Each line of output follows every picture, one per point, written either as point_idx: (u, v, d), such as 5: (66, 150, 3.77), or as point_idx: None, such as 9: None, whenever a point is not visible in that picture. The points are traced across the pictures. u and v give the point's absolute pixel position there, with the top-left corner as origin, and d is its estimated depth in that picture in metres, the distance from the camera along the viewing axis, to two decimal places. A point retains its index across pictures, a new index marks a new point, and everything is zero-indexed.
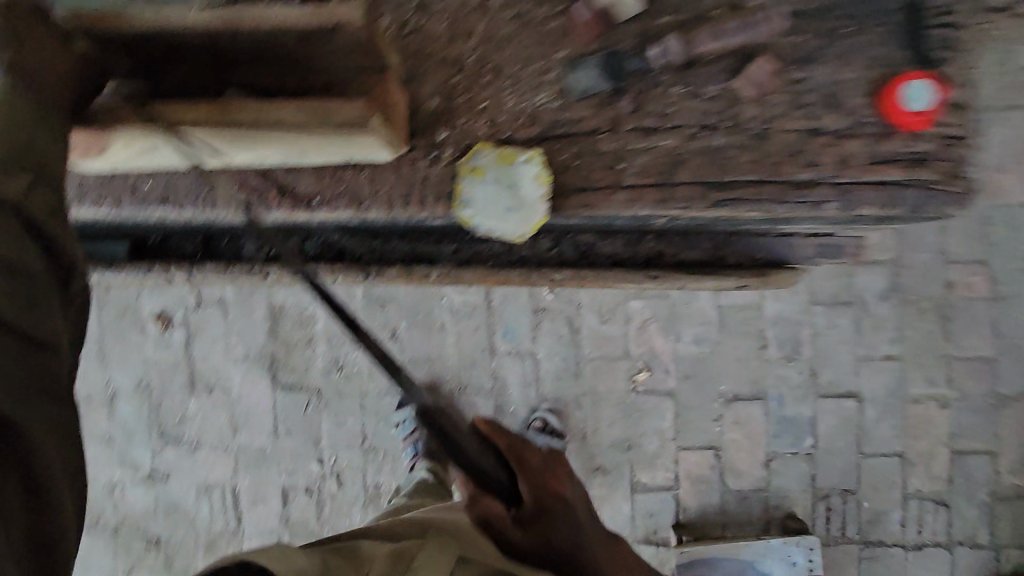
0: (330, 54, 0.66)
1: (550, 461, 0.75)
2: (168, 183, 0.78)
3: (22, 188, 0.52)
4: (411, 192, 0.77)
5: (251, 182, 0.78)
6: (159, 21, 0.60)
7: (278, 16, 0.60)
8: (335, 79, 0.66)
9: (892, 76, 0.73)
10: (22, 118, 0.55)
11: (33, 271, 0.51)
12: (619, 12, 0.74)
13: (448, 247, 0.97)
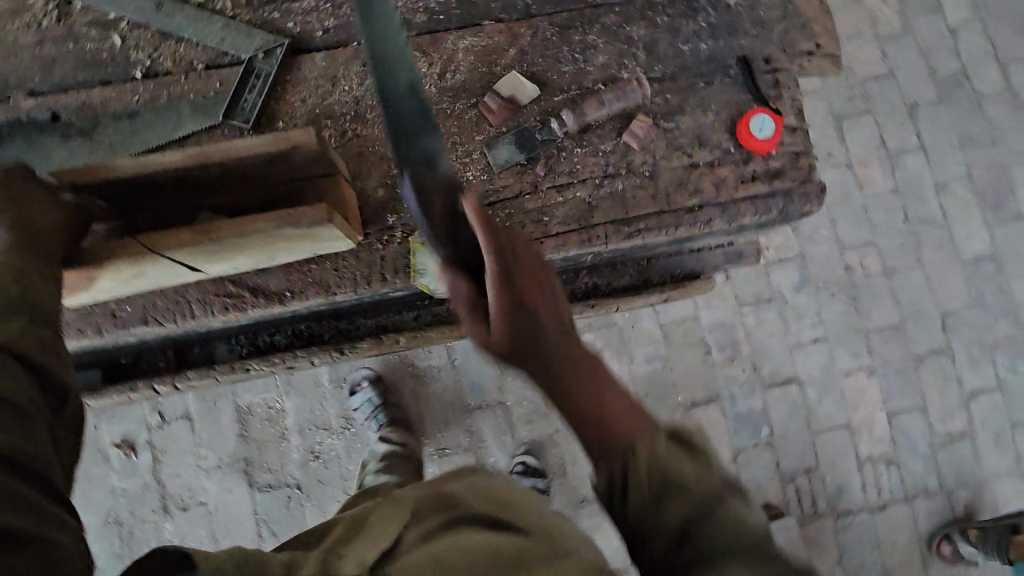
0: (290, 170, 0.76)
1: (532, 272, 0.69)
2: (146, 304, 0.86)
3: (15, 330, 0.58)
4: (372, 272, 0.88)
5: (227, 290, 0.86)
6: (140, 167, 0.71)
7: (245, 147, 0.72)
8: (297, 190, 0.78)
9: (741, 115, 0.92)
10: (19, 268, 0.62)
11: (25, 403, 0.55)
12: (521, 97, 0.90)
13: (409, 314, 1.07)
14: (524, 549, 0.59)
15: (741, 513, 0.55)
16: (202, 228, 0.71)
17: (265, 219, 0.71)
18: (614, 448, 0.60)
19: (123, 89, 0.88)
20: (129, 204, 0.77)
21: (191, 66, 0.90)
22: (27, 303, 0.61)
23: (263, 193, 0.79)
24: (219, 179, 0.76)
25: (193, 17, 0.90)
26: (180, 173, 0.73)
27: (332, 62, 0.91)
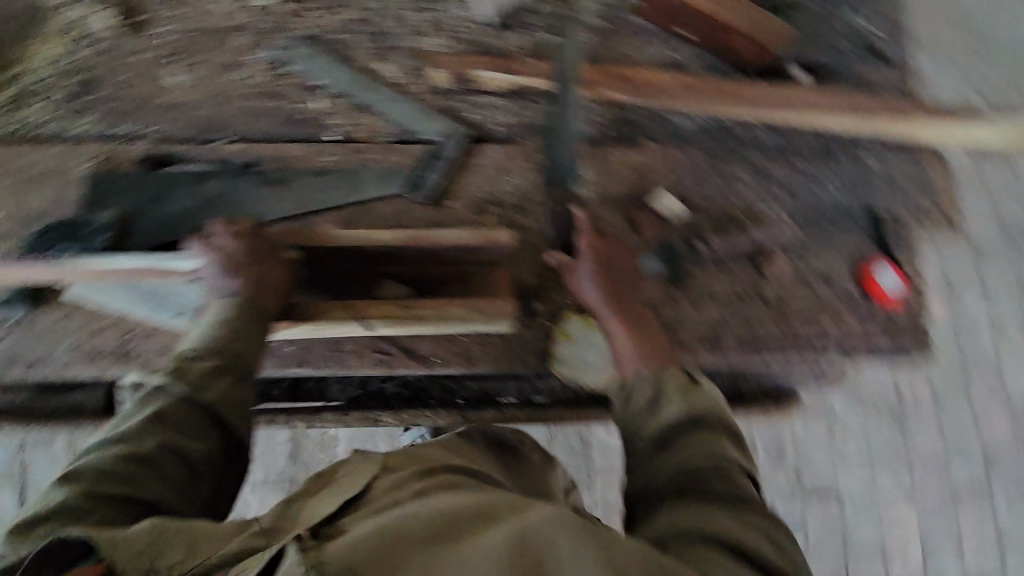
0: (475, 259, 0.85)
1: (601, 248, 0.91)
2: (307, 347, 0.93)
3: (217, 391, 0.69)
4: (513, 352, 0.94)
5: (378, 349, 0.93)
6: (359, 239, 0.79)
7: (451, 236, 0.81)
8: (475, 276, 0.86)
9: (871, 267, 0.98)
10: (236, 329, 0.74)
11: (200, 460, 0.65)
12: (669, 215, 1.00)
13: (512, 381, 1.00)
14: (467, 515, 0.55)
15: (728, 453, 0.69)
16: (391, 303, 0.78)
17: (442, 304, 0.78)
18: (648, 361, 0.79)
19: (319, 149, 1.01)
20: (325, 262, 0.84)
21: (382, 141, 1.02)
22: (238, 364, 0.72)
23: (442, 272, 0.86)
24: (412, 257, 0.83)
25: (388, 96, 1.03)
26: (385, 248, 0.81)
27: (504, 155, 1.01)
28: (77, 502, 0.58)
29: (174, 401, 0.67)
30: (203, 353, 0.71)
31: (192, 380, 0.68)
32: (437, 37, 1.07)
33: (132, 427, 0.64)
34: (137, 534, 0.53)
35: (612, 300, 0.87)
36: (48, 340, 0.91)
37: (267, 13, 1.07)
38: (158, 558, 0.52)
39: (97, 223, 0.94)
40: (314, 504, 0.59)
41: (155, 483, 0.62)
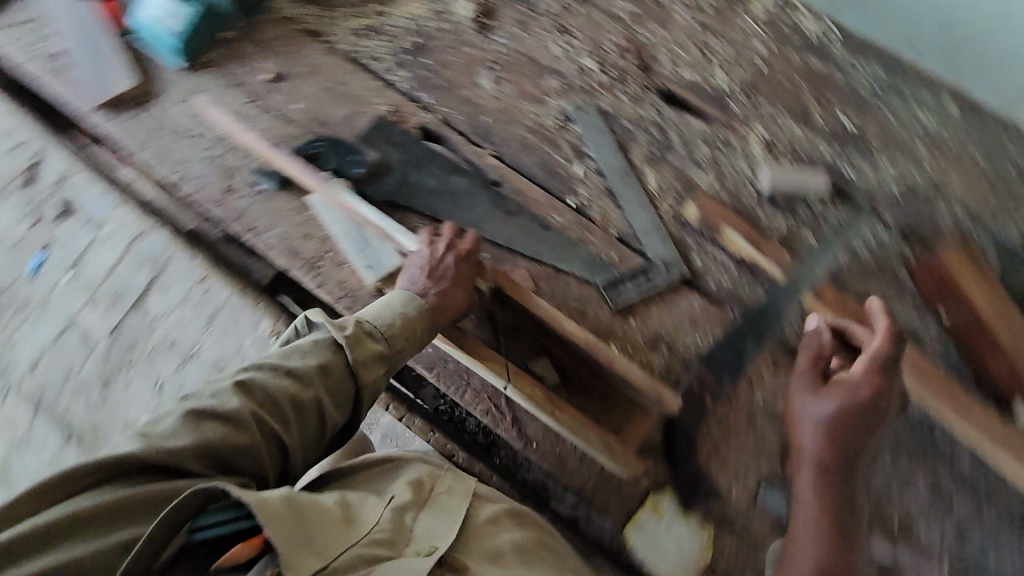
0: (626, 397, 0.90)
1: (868, 406, 0.73)
2: (439, 359, 0.99)
3: (372, 373, 0.75)
4: (602, 488, 0.93)
5: (494, 404, 0.96)
6: (555, 323, 0.89)
7: (627, 370, 0.87)
8: (617, 408, 0.90)
9: None
10: (414, 329, 0.80)
11: (328, 420, 0.72)
12: None
13: (572, 497, 0.95)
14: None
15: None
16: (540, 387, 0.85)
17: (579, 419, 0.83)
18: None
19: (555, 205, 1.06)
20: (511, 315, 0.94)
21: (608, 232, 1.05)
22: (395, 359, 0.78)
23: (594, 386, 0.91)
24: (580, 359, 0.90)
25: (638, 198, 1.06)
26: (568, 340, 0.90)
27: (703, 313, 0.99)
28: (244, 423, 0.65)
29: (341, 365, 0.73)
30: (380, 336, 0.77)
31: (364, 355, 0.75)
32: (710, 177, 1.07)
33: (303, 369, 0.71)
34: (279, 505, 0.59)
35: (818, 481, 0.72)
36: (275, 220, 1.05)
37: (582, 72, 1.14)
38: (303, 546, 0.59)
39: (357, 155, 1.08)
40: (420, 523, 0.69)
41: (297, 434, 0.70)
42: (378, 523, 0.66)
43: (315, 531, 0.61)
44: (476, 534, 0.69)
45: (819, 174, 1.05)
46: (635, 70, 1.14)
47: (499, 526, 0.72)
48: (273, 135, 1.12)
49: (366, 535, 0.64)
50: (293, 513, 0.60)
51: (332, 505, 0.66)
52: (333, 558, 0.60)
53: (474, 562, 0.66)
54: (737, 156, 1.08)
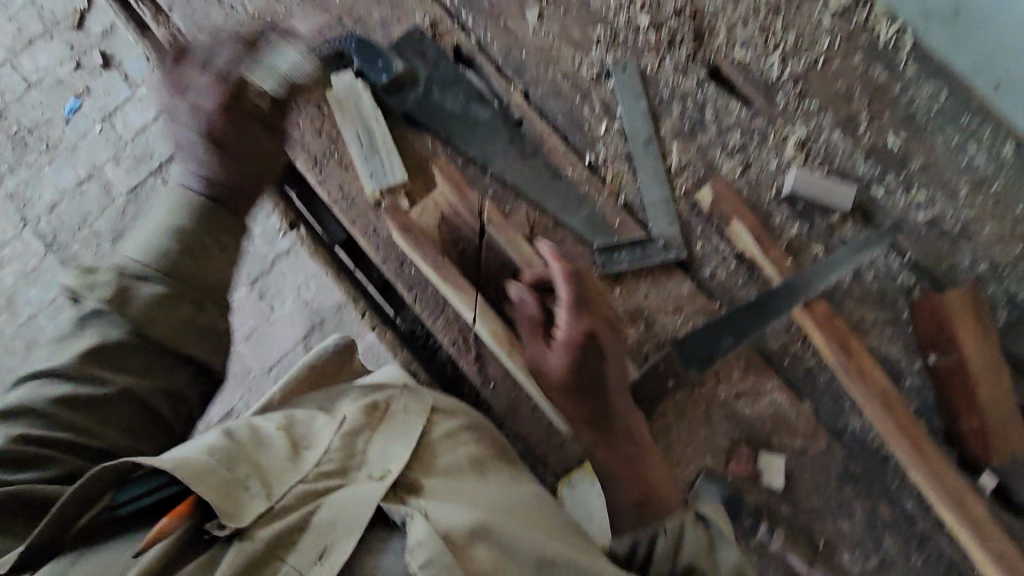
0: None
1: (584, 351, 0.81)
2: (419, 283, 0.99)
3: (167, 316, 0.70)
4: (546, 439, 0.95)
5: (463, 336, 0.98)
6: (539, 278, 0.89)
7: None
8: None
9: None
10: (190, 236, 0.73)
11: (142, 395, 0.70)
12: (764, 478, 0.94)
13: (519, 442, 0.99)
14: (524, 506, 0.74)
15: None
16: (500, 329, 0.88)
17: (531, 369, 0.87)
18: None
19: (570, 157, 1.03)
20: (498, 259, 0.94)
21: (617, 196, 1.03)
22: (196, 286, 0.73)
23: None
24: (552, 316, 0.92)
25: (655, 169, 1.03)
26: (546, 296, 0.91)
27: (688, 298, 0.99)
28: (32, 454, 0.64)
29: (125, 336, 0.69)
30: (155, 266, 0.71)
31: (140, 309, 0.69)
32: (734, 167, 1.03)
33: (75, 364, 0.67)
34: (200, 464, 0.63)
35: (589, 430, 0.82)
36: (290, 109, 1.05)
37: (634, 25, 1.08)
38: (233, 492, 0.63)
39: (384, 62, 1.02)
40: (373, 448, 0.73)
41: (116, 432, 0.69)
42: (329, 451, 0.70)
43: (254, 479, 0.65)
44: (435, 450, 0.77)
45: (847, 186, 1.00)
46: (688, 37, 1.07)
47: (457, 440, 0.80)
48: (309, 25, 1.10)
49: (313, 469, 0.68)
50: (223, 465, 0.64)
51: (280, 441, 0.70)
52: (278, 499, 0.64)
53: (428, 479, 0.72)
54: (768, 152, 1.04)
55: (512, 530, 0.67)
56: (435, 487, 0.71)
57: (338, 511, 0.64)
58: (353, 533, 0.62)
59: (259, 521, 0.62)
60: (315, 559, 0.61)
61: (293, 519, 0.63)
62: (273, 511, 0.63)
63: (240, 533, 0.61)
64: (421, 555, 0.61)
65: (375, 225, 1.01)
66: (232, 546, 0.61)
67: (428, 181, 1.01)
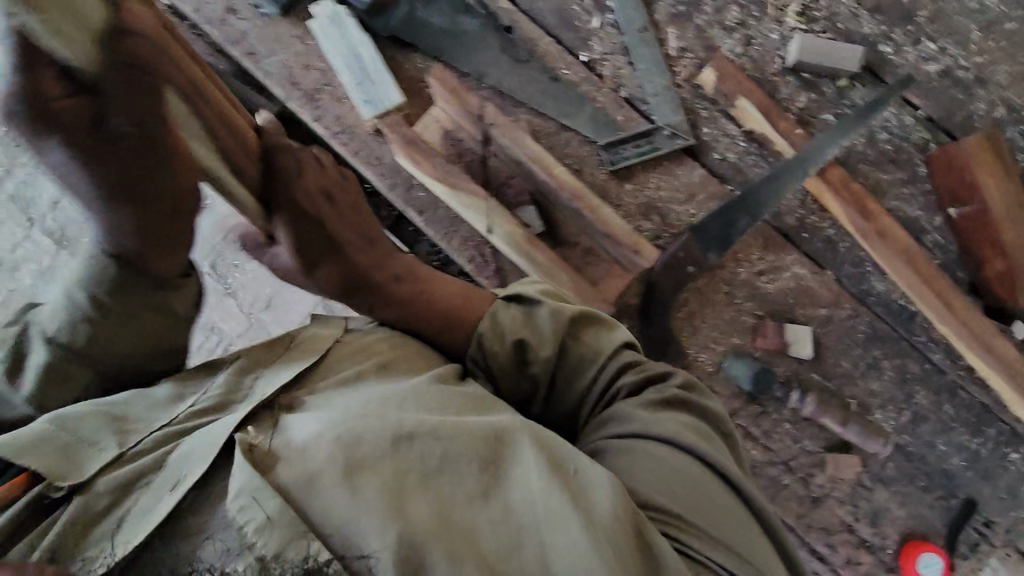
0: (602, 255, 0.90)
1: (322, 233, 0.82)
2: (430, 205, 0.98)
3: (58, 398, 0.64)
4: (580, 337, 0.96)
5: (479, 251, 0.97)
6: (548, 168, 0.87)
7: (613, 220, 0.86)
8: (589, 261, 0.91)
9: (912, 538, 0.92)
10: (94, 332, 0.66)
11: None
12: (794, 350, 0.94)
13: None
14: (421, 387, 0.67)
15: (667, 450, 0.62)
16: (521, 227, 0.88)
17: (553, 260, 0.87)
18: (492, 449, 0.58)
19: (567, 57, 1.01)
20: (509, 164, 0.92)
21: (618, 90, 1.00)
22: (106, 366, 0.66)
23: (574, 241, 0.92)
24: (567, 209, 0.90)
25: (654, 57, 1.00)
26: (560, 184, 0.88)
27: (702, 183, 0.97)
28: None
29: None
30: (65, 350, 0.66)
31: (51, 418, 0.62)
32: (734, 44, 1.00)
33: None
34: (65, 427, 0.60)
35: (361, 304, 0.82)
36: (276, 46, 1.02)
37: None
38: (69, 462, 0.57)
39: None
40: (258, 383, 0.70)
41: None
42: (201, 399, 0.66)
43: (109, 437, 0.60)
44: (331, 368, 0.72)
45: (852, 46, 0.97)
46: None
47: (361, 355, 0.75)
48: None
49: (185, 409, 0.65)
50: (64, 429, 0.60)
51: (163, 400, 0.66)
52: (129, 446, 0.60)
53: (315, 396, 0.68)
54: (768, 25, 1.00)
55: (370, 416, 0.58)
56: (315, 398, 0.67)
57: (192, 445, 0.59)
58: (207, 457, 0.58)
59: (102, 469, 0.58)
60: (165, 493, 0.56)
61: (143, 463, 0.59)
62: (120, 458, 0.60)
63: (80, 488, 0.56)
64: (240, 476, 0.53)
65: (378, 153, 0.99)
66: (71, 502, 0.55)
67: (424, 100, 0.99)
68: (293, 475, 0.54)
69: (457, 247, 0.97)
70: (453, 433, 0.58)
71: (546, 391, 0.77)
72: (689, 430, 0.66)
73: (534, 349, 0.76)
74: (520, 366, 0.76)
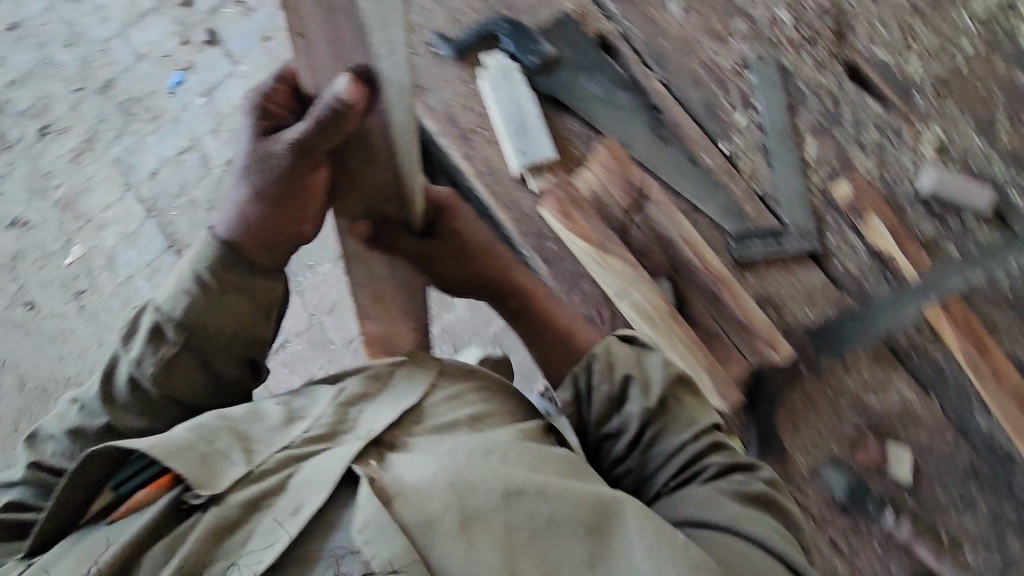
0: (729, 341, 0.96)
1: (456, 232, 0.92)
2: (558, 257, 1.02)
3: (160, 368, 0.79)
4: None
5: (598, 311, 1.00)
6: (692, 256, 0.97)
7: (750, 311, 0.95)
8: (716, 346, 0.97)
9: None
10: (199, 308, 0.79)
11: (102, 458, 0.65)
12: (892, 469, 0.95)
13: None
14: (507, 443, 0.74)
15: (744, 547, 0.65)
16: (666, 304, 0.96)
17: (688, 339, 0.95)
18: (591, 516, 0.65)
19: (710, 146, 1.07)
20: (649, 242, 0.99)
21: (752, 185, 1.05)
22: (199, 340, 0.80)
23: (704, 325, 0.98)
24: (701, 293, 0.97)
25: (792, 162, 1.05)
26: (700, 271, 0.97)
27: (821, 287, 1.00)
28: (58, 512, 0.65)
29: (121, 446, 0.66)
30: (175, 318, 0.79)
31: (160, 365, 0.79)
32: (871, 163, 1.05)
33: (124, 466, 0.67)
34: (186, 437, 0.67)
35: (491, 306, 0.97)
36: (442, 85, 1.10)
37: (777, 27, 1.12)
38: (200, 467, 0.64)
39: (534, 45, 1.10)
40: (364, 415, 0.77)
41: (81, 481, 0.66)
42: (316, 423, 0.73)
43: (235, 449, 0.67)
44: (434, 415, 0.79)
45: (985, 187, 1.01)
46: (828, 37, 1.11)
47: (458, 402, 0.82)
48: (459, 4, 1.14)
49: (301, 434, 0.70)
50: (202, 440, 0.67)
51: (274, 416, 0.74)
52: (258, 464, 0.66)
53: (412, 439, 0.74)
54: (904, 152, 1.05)
55: (482, 467, 0.66)
56: (421, 442, 0.74)
57: (315, 468, 0.66)
58: (324, 489, 0.63)
59: (235, 483, 0.63)
60: (290, 513, 0.61)
61: (267, 484, 0.64)
62: (250, 476, 0.64)
63: (214, 499, 0.62)
64: (362, 518, 0.60)
65: (516, 198, 1.04)
66: (206, 511, 0.61)
67: (571, 160, 1.05)
68: (410, 517, 0.61)
69: (579, 303, 1.00)
70: (558, 497, 0.65)
71: (629, 450, 0.80)
72: (774, 531, 0.67)
73: (639, 397, 0.81)
74: (615, 410, 0.82)
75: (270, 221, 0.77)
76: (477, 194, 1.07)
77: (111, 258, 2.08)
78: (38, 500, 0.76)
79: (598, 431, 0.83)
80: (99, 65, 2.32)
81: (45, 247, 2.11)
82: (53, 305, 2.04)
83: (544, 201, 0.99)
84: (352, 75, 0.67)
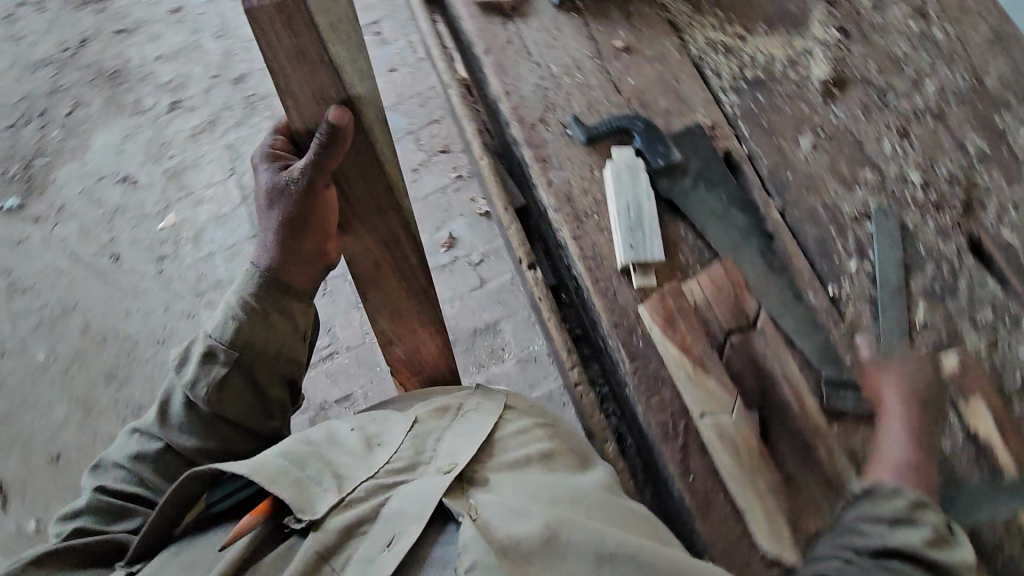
0: (808, 475, 0.94)
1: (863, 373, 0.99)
2: (643, 357, 1.02)
3: (214, 395, 0.84)
4: (727, 552, 0.91)
5: (673, 422, 0.98)
6: (784, 385, 0.97)
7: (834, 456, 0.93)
8: (797, 480, 0.94)
9: None
10: (252, 331, 0.83)
11: (189, 485, 0.75)
12: None
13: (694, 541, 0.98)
14: (590, 495, 0.82)
15: None
16: (756, 439, 0.95)
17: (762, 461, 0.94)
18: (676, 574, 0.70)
19: (817, 284, 1.06)
20: (735, 370, 1.00)
21: (853, 333, 1.04)
22: (250, 363, 0.84)
23: (789, 455, 0.96)
24: (787, 426, 0.96)
25: (898, 320, 1.03)
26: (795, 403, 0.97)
27: None
28: (152, 527, 0.76)
29: (201, 473, 0.75)
30: (226, 341, 0.83)
31: (220, 390, 0.84)
32: (979, 340, 1.02)
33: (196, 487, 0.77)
34: (276, 461, 0.76)
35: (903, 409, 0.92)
36: (567, 165, 1.14)
37: (906, 184, 1.13)
38: (298, 488, 0.74)
39: (664, 150, 1.13)
40: (441, 446, 0.85)
41: (170, 502, 0.76)
42: (396, 454, 0.82)
43: (327, 476, 0.76)
44: (504, 447, 0.88)
45: None
46: (956, 205, 1.11)
47: (526, 437, 0.91)
48: (599, 94, 1.19)
49: (385, 467, 0.79)
50: (295, 465, 0.76)
51: (355, 444, 0.83)
52: (348, 492, 0.74)
53: (491, 473, 0.82)
54: (1017, 338, 1.02)
55: (573, 521, 0.72)
56: (496, 480, 0.80)
57: (404, 500, 0.73)
58: (419, 524, 0.70)
59: (330, 510, 0.72)
60: (383, 546, 0.69)
61: (359, 511, 0.72)
62: (341, 503, 0.73)
63: (313, 525, 0.71)
64: (468, 557, 0.66)
65: (615, 289, 1.06)
66: (307, 535, 0.70)
67: (675, 266, 1.07)
68: (511, 565, 0.66)
69: (654, 408, 1.00)
70: (646, 562, 0.69)
71: (870, 552, 0.77)
72: None
73: (921, 533, 0.78)
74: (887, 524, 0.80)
75: (293, 256, 0.78)
76: (577, 275, 1.10)
77: (199, 232, 2.19)
78: (99, 524, 0.82)
79: (848, 524, 0.82)
80: (239, 59, 2.50)
81: (144, 208, 2.23)
82: (135, 264, 2.15)
83: (648, 299, 1.04)
84: (335, 102, 0.66)
